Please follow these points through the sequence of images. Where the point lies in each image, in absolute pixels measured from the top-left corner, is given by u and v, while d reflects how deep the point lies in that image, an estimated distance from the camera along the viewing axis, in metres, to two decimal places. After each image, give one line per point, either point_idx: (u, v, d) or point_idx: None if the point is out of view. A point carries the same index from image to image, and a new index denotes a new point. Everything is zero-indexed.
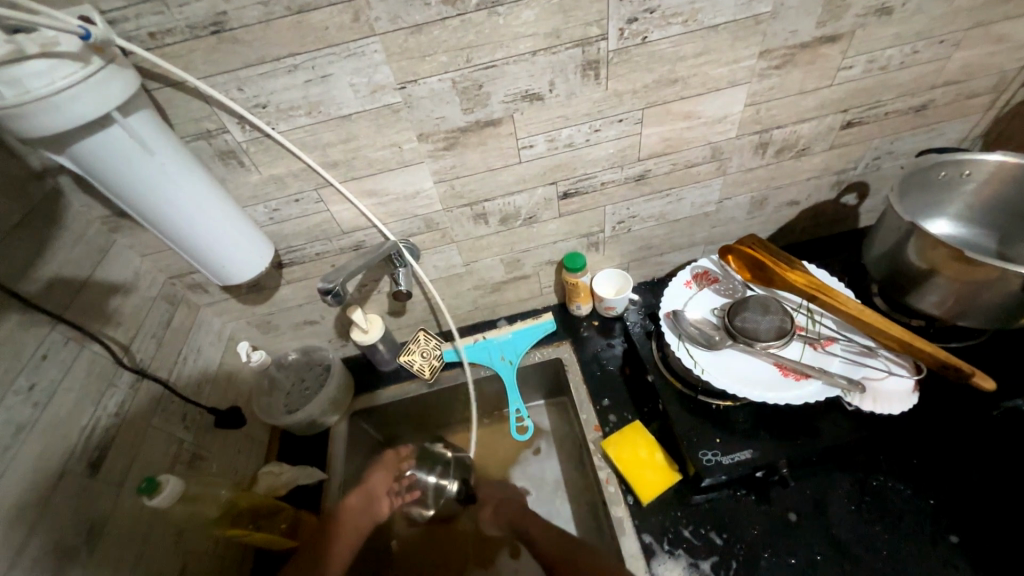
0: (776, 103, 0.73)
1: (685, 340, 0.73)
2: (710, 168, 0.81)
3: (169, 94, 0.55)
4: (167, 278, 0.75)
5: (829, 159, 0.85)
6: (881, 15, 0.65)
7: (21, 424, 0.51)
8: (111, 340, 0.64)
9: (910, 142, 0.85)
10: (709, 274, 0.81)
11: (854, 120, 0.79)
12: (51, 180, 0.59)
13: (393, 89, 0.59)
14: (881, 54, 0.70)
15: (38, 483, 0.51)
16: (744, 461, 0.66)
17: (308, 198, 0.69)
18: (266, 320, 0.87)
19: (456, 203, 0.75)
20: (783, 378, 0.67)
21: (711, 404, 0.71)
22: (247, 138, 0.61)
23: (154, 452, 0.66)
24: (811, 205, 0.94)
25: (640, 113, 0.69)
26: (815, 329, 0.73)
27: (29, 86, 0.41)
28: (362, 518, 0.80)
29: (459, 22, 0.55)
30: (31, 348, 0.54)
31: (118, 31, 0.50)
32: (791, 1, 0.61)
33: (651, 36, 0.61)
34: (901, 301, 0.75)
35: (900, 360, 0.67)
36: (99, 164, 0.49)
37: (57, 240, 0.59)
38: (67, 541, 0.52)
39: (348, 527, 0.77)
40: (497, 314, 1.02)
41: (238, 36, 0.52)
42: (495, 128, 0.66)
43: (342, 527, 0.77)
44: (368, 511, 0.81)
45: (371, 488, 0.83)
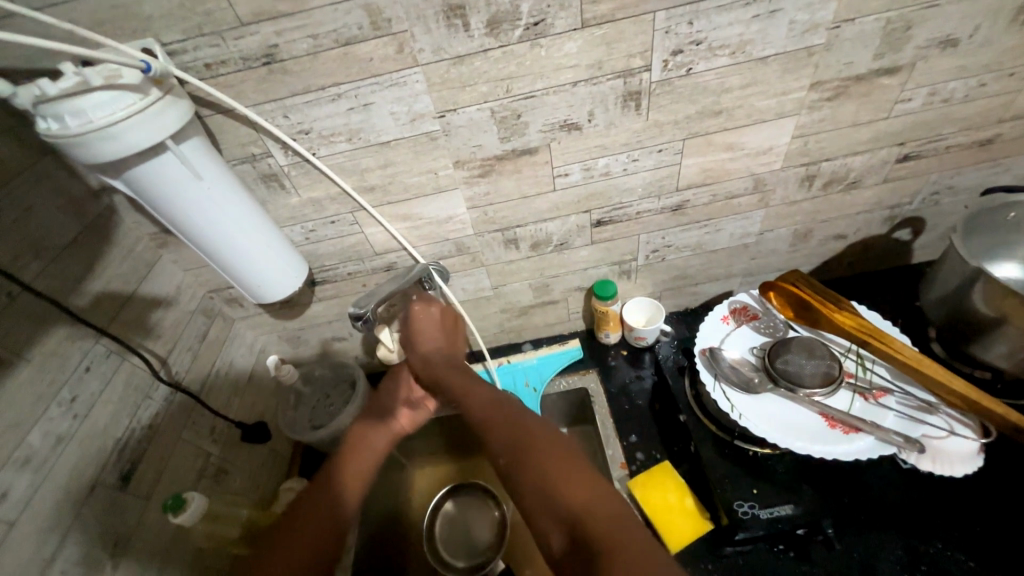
0: (826, 135, 0.70)
1: (722, 381, 0.70)
2: (751, 200, 0.78)
3: (219, 121, 0.57)
4: (206, 292, 0.77)
5: (881, 193, 0.80)
6: (945, 46, 0.61)
7: (60, 435, 0.53)
8: (150, 353, 0.66)
9: (973, 177, 0.79)
10: (747, 310, 0.77)
11: (911, 154, 0.74)
12: (107, 198, 0.62)
13: (432, 117, 0.59)
14: (944, 86, 0.66)
15: (70, 495, 0.53)
16: (784, 517, 0.61)
17: (344, 220, 0.70)
18: (296, 335, 0.88)
19: (488, 228, 0.75)
20: (830, 430, 0.63)
21: (747, 450, 0.67)
22: (288, 162, 0.62)
23: (181, 466, 0.67)
24: (859, 239, 0.88)
25: (681, 143, 0.67)
26: (867, 378, 0.67)
27: (92, 116, 0.43)
28: (384, 437, 0.69)
29: (501, 53, 0.55)
30: (75, 360, 0.56)
31: (177, 62, 0.52)
32: (847, 33, 0.58)
33: (696, 68, 0.59)
34: (962, 349, 0.70)
35: (964, 418, 0.61)
36: (150, 188, 0.51)
37: (107, 256, 0.62)
38: (92, 554, 0.53)
39: (360, 444, 0.67)
40: (523, 338, 1.01)
41: (287, 67, 0.53)
42: (531, 156, 0.66)
43: (351, 451, 0.66)
44: (384, 435, 0.70)
45: (379, 408, 0.73)
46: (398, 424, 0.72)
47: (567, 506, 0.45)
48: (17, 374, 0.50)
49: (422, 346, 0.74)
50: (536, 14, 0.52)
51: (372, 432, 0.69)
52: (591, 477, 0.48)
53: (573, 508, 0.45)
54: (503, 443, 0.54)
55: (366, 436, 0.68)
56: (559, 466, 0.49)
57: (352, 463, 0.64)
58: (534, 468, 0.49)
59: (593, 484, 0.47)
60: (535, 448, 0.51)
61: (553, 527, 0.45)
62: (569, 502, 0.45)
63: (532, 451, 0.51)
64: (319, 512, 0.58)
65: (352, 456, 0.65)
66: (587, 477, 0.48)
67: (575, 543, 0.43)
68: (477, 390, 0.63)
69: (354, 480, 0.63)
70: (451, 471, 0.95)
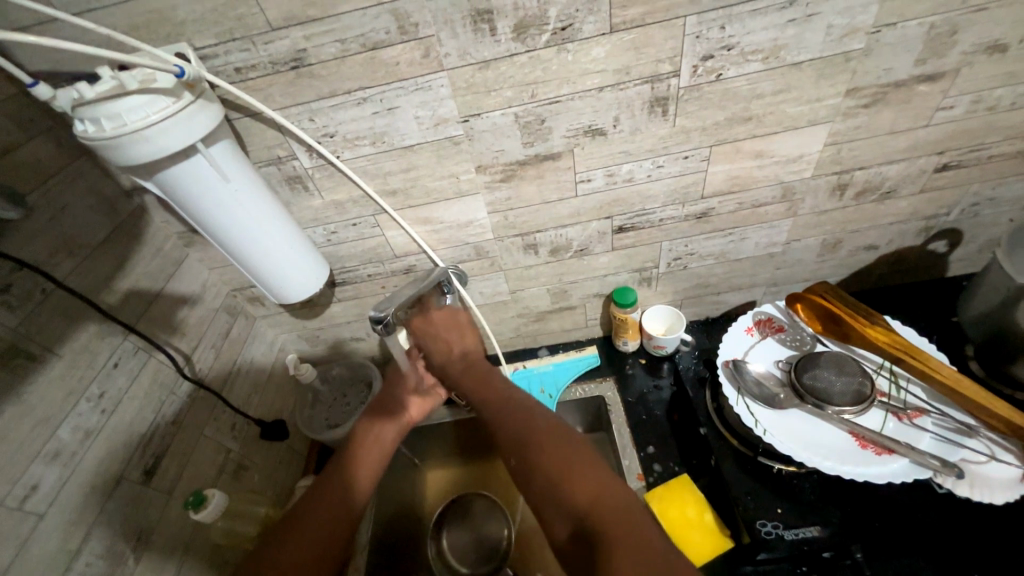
0: (860, 143, 0.67)
1: (746, 395, 0.68)
2: (779, 208, 0.76)
3: (247, 123, 0.58)
4: (230, 290, 0.78)
5: (917, 204, 0.77)
6: (992, 52, 0.58)
7: (89, 429, 0.54)
8: (175, 349, 0.67)
9: (1017, 188, 0.76)
10: (773, 321, 0.75)
11: (951, 163, 0.71)
12: (138, 198, 0.64)
13: (456, 122, 0.59)
14: (989, 93, 0.63)
15: (97, 489, 0.54)
16: (809, 539, 0.59)
17: (365, 223, 0.71)
18: (315, 334, 0.89)
19: (508, 233, 0.74)
20: (861, 449, 0.60)
21: (771, 467, 0.65)
22: (313, 165, 0.63)
23: (203, 462, 0.68)
24: (892, 251, 0.85)
25: (708, 150, 0.66)
26: (900, 397, 0.65)
27: (126, 119, 0.44)
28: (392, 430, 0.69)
29: (527, 58, 0.54)
30: (105, 356, 0.57)
31: (208, 66, 0.53)
32: (887, 37, 0.56)
33: (727, 73, 0.58)
34: (1004, 370, 0.66)
35: (1006, 443, 0.58)
36: (179, 189, 0.52)
37: (137, 255, 0.63)
38: (117, 547, 0.54)
39: (369, 440, 0.67)
40: (539, 343, 1.00)
41: (315, 71, 0.53)
42: (554, 162, 0.65)
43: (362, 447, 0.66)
44: (394, 428, 0.69)
45: (390, 402, 0.72)
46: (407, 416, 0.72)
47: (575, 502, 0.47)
48: (49, 369, 0.51)
49: (444, 350, 0.73)
50: (564, 19, 0.51)
51: (383, 426, 0.69)
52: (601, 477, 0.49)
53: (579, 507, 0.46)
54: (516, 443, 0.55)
55: (377, 430, 0.68)
56: (570, 466, 0.50)
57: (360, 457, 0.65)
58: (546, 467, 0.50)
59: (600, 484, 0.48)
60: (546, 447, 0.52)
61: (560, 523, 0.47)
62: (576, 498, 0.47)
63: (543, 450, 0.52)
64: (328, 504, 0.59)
65: (362, 452, 0.66)
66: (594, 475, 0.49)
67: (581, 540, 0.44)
68: (491, 389, 0.64)
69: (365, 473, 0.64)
70: (462, 475, 0.93)
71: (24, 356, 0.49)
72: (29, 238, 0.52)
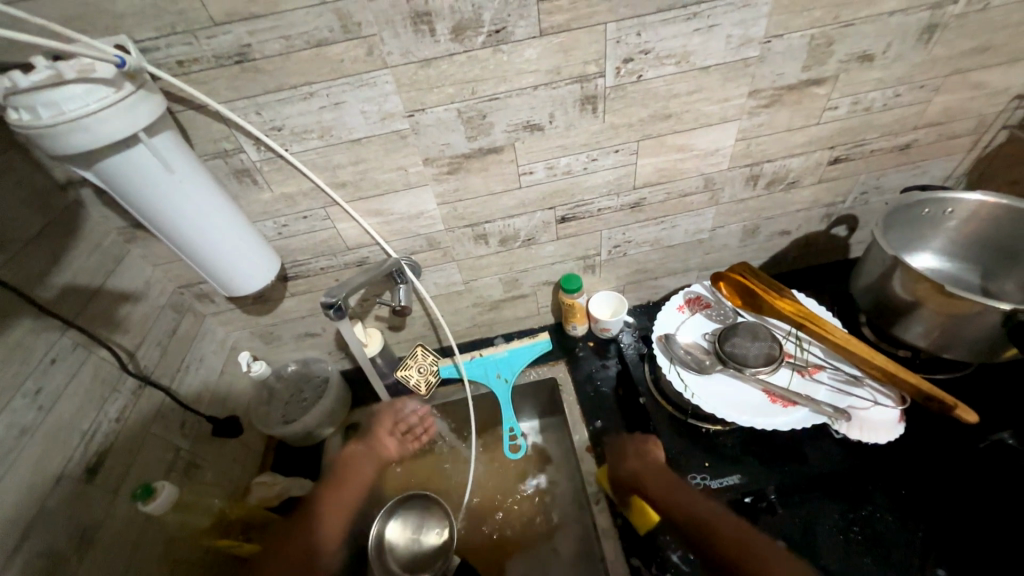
0: (765, 139, 0.77)
1: (677, 364, 0.75)
2: (702, 198, 0.84)
3: (191, 116, 0.59)
4: (176, 287, 0.77)
5: (818, 192, 0.88)
6: (863, 61, 0.69)
7: (25, 427, 0.53)
8: (118, 346, 0.66)
9: (896, 178, 0.89)
10: (701, 299, 0.84)
11: (841, 157, 0.82)
12: (73, 192, 0.62)
13: (402, 116, 0.63)
14: (865, 96, 0.74)
15: (36, 488, 0.53)
16: (731, 486, 0.68)
17: (316, 215, 0.72)
18: (268, 331, 0.89)
19: (458, 224, 0.78)
20: (771, 404, 0.69)
21: (701, 428, 0.73)
22: (261, 158, 0.64)
23: (150, 459, 0.67)
24: (801, 235, 0.96)
25: (636, 144, 0.73)
26: (804, 357, 0.75)
27: (65, 108, 0.44)
28: (372, 466, 0.83)
29: (465, 57, 0.59)
30: (41, 352, 0.56)
31: (148, 59, 0.53)
32: (777, 47, 0.65)
33: (646, 75, 0.65)
34: (887, 331, 0.77)
35: (886, 391, 0.69)
36: (121, 179, 0.52)
37: (73, 250, 0.62)
38: (60, 547, 0.53)
39: (351, 476, 0.80)
40: (495, 332, 1.04)
41: (259, 66, 0.55)
42: (497, 155, 0.70)
43: (341, 480, 0.79)
44: (372, 462, 0.83)
45: (372, 435, 0.86)
46: (385, 451, 0.85)
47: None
48: None
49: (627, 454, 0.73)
50: (497, 22, 0.56)
51: (362, 462, 0.82)
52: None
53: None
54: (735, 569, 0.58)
55: (358, 467, 0.81)
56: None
57: (348, 487, 0.79)
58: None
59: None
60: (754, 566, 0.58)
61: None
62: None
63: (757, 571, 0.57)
64: (338, 512, 0.76)
65: (338, 493, 0.77)
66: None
67: None
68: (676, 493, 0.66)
69: (336, 508, 0.76)
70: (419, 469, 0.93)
71: None
72: None
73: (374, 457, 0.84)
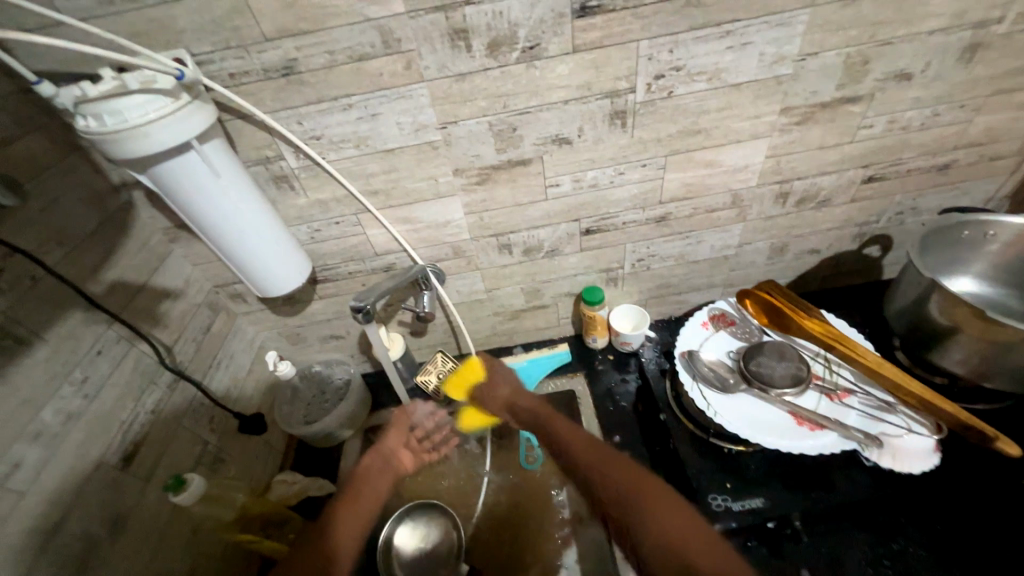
0: (796, 156, 0.76)
1: (699, 381, 0.74)
2: (730, 214, 0.84)
3: (238, 125, 0.62)
4: (212, 286, 0.80)
5: (851, 211, 0.86)
6: (900, 80, 0.68)
7: (71, 413, 0.56)
8: (157, 340, 0.69)
9: (934, 200, 0.86)
10: (726, 316, 0.82)
11: (876, 175, 0.81)
12: (126, 193, 0.66)
13: (435, 128, 0.65)
14: (902, 115, 0.72)
15: (76, 472, 0.55)
16: (754, 509, 0.65)
17: (348, 221, 0.75)
18: (295, 331, 0.92)
19: (484, 233, 0.80)
20: (797, 426, 0.67)
21: (724, 447, 0.71)
22: (300, 166, 0.67)
23: (180, 451, 0.69)
24: (832, 254, 0.94)
25: (663, 159, 0.73)
26: (833, 380, 0.73)
27: (128, 116, 0.47)
28: (387, 480, 0.82)
29: (499, 72, 0.60)
30: (89, 342, 0.59)
31: (203, 71, 0.57)
32: (811, 65, 0.65)
33: (677, 91, 0.65)
34: (922, 357, 0.75)
35: (920, 418, 0.66)
36: (171, 183, 0.55)
37: (123, 248, 0.66)
38: (93, 531, 0.55)
39: (364, 487, 0.79)
40: (515, 341, 1.04)
41: (304, 79, 0.58)
42: (525, 167, 0.71)
43: (356, 490, 0.78)
44: (387, 476, 0.82)
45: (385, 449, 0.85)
46: (401, 465, 0.85)
47: (672, 547, 0.58)
48: (35, 353, 0.53)
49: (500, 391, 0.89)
50: (532, 39, 0.58)
51: (377, 477, 0.81)
52: (686, 513, 0.61)
53: (692, 563, 0.56)
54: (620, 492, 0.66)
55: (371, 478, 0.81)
56: (677, 519, 0.61)
57: (363, 498, 0.78)
58: (645, 507, 0.63)
59: (700, 532, 0.59)
60: (646, 488, 0.65)
61: (656, 560, 0.58)
62: (682, 545, 0.58)
63: (646, 491, 0.65)
64: (353, 524, 0.74)
65: (354, 503, 0.76)
66: (693, 521, 0.61)
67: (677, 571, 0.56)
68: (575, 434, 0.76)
69: (353, 520, 0.74)
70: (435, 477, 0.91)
71: (11, 339, 0.51)
72: (20, 227, 0.54)
73: (388, 468, 0.84)
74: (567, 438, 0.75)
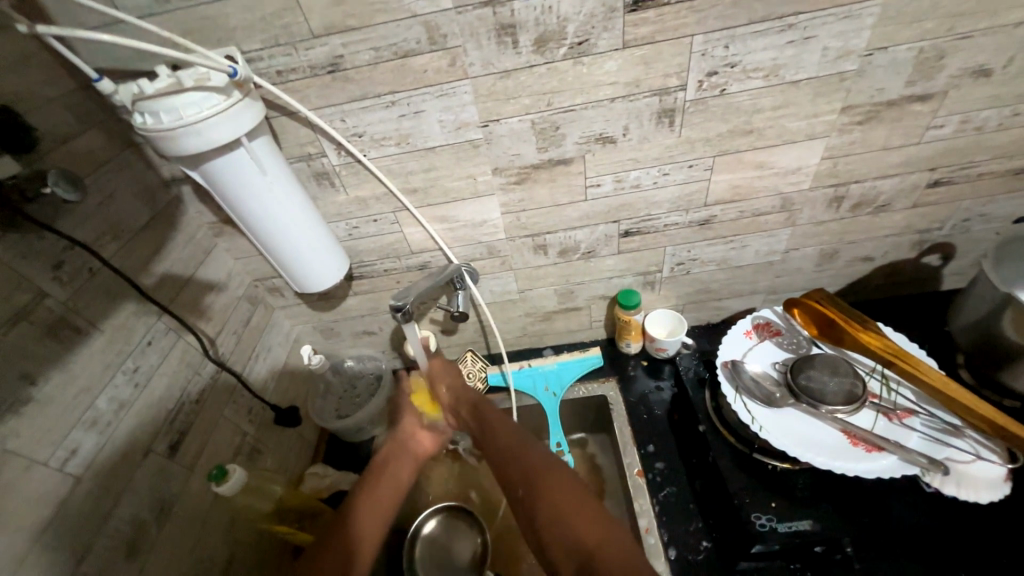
0: (855, 158, 0.71)
1: (742, 394, 0.71)
2: (778, 218, 0.80)
3: (284, 122, 0.63)
4: (252, 280, 0.82)
5: (911, 217, 0.81)
6: (977, 76, 0.63)
7: (123, 402, 0.58)
8: (202, 332, 0.71)
9: (1006, 206, 0.79)
10: (770, 326, 0.78)
11: (942, 179, 0.75)
12: (175, 188, 0.68)
13: (476, 126, 0.63)
14: (976, 114, 0.67)
15: (126, 459, 0.57)
16: (802, 532, 0.62)
17: (386, 219, 0.75)
18: (330, 326, 0.93)
19: (520, 233, 0.78)
20: (851, 447, 0.64)
21: (767, 464, 0.67)
22: (341, 162, 0.67)
23: (221, 441, 0.71)
24: (887, 262, 0.89)
25: (711, 160, 0.70)
26: (891, 398, 0.68)
27: (183, 113, 0.48)
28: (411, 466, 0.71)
29: (545, 69, 0.59)
30: (140, 334, 0.61)
31: (252, 68, 0.57)
32: (879, 60, 0.60)
33: (730, 89, 0.62)
34: (993, 377, 0.69)
35: (990, 444, 0.61)
36: (220, 179, 0.56)
37: (172, 242, 0.68)
38: (142, 517, 0.57)
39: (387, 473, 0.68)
40: (545, 343, 1.03)
41: (349, 76, 0.58)
42: (566, 167, 0.69)
43: (379, 474, 0.68)
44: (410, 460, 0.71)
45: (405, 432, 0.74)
46: (422, 447, 0.74)
47: (579, 542, 0.49)
48: (91, 343, 0.55)
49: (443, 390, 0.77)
50: (581, 34, 0.56)
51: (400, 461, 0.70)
52: (589, 500, 0.53)
53: (583, 541, 0.49)
54: (517, 472, 0.59)
55: (394, 464, 0.69)
56: (572, 500, 0.53)
57: (384, 484, 0.67)
58: (538, 488, 0.55)
59: (595, 515, 0.51)
60: (544, 469, 0.57)
61: (562, 554, 0.50)
62: (573, 531, 0.50)
63: (545, 475, 0.56)
64: (378, 512, 0.63)
65: (377, 489, 0.66)
66: (597, 512, 0.52)
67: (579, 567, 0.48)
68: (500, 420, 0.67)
69: (379, 506, 0.64)
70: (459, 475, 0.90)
71: (70, 329, 0.53)
72: (79, 221, 0.56)
73: (408, 451, 0.72)
74: (488, 423, 0.67)
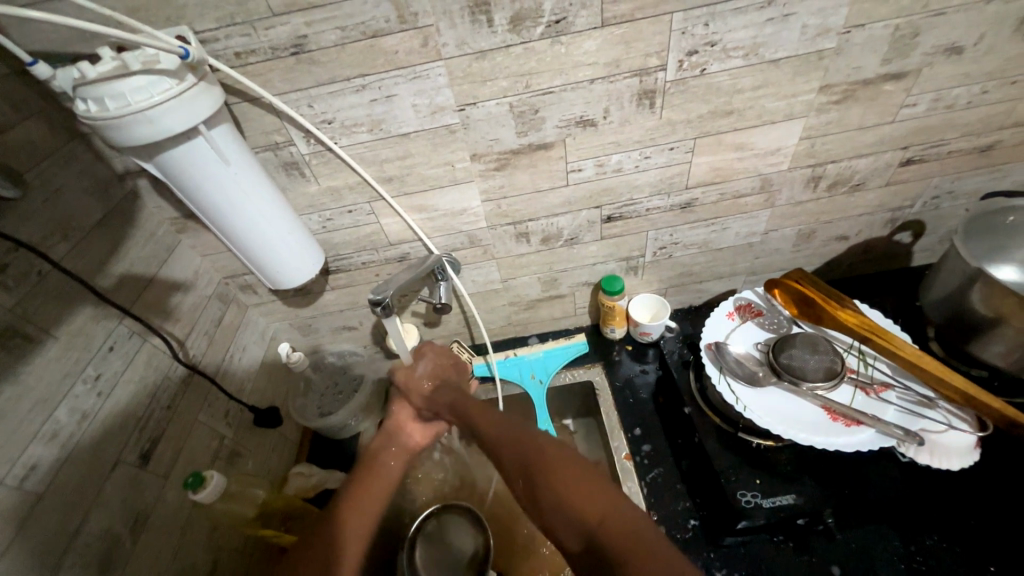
0: (832, 137, 0.72)
1: (727, 374, 0.71)
2: (758, 199, 0.80)
3: (245, 108, 0.59)
4: (222, 277, 0.78)
5: (884, 196, 0.82)
6: (950, 54, 0.63)
7: (85, 412, 0.54)
8: (169, 334, 0.67)
9: (973, 182, 0.82)
10: (752, 306, 0.80)
11: (914, 158, 0.76)
12: (131, 182, 0.64)
13: (453, 110, 0.61)
14: (948, 92, 0.68)
15: (92, 473, 0.54)
16: (786, 506, 0.63)
17: (361, 210, 0.72)
18: (307, 322, 0.90)
19: (501, 221, 0.76)
20: (831, 422, 0.65)
21: (751, 442, 0.68)
22: (310, 151, 0.64)
23: (198, 447, 0.68)
24: (861, 241, 0.90)
25: (692, 142, 0.69)
26: (868, 373, 0.70)
27: (130, 99, 0.44)
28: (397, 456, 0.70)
29: (522, 49, 0.56)
30: (100, 339, 0.57)
31: (208, 50, 0.53)
32: (857, 38, 0.60)
33: (711, 68, 0.61)
34: (960, 348, 0.72)
35: (961, 413, 0.64)
36: (179, 171, 0.52)
37: (130, 239, 0.64)
38: (114, 530, 0.54)
39: (379, 466, 0.67)
40: (529, 331, 1.02)
41: (314, 57, 0.54)
42: (546, 151, 0.67)
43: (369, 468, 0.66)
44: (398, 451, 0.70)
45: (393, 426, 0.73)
46: (411, 440, 0.73)
47: (582, 516, 0.49)
48: (45, 351, 0.51)
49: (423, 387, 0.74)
50: (558, 11, 0.54)
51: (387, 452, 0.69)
52: (595, 479, 0.52)
53: (585, 519, 0.48)
54: (516, 462, 0.57)
55: (383, 457, 0.68)
56: (573, 481, 0.52)
57: (377, 476, 0.65)
58: (540, 473, 0.53)
59: (602, 495, 0.50)
60: (546, 458, 0.55)
61: (570, 533, 0.50)
62: (578, 510, 0.49)
63: (546, 464, 0.54)
64: (368, 503, 0.62)
65: (368, 482, 0.64)
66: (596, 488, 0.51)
67: (588, 543, 0.48)
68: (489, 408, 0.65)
69: (371, 496, 0.63)
70: (450, 471, 0.87)
71: (20, 337, 0.49)
72: (23, 220, 0.51)
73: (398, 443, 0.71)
74: (476, 412, 0.65)
